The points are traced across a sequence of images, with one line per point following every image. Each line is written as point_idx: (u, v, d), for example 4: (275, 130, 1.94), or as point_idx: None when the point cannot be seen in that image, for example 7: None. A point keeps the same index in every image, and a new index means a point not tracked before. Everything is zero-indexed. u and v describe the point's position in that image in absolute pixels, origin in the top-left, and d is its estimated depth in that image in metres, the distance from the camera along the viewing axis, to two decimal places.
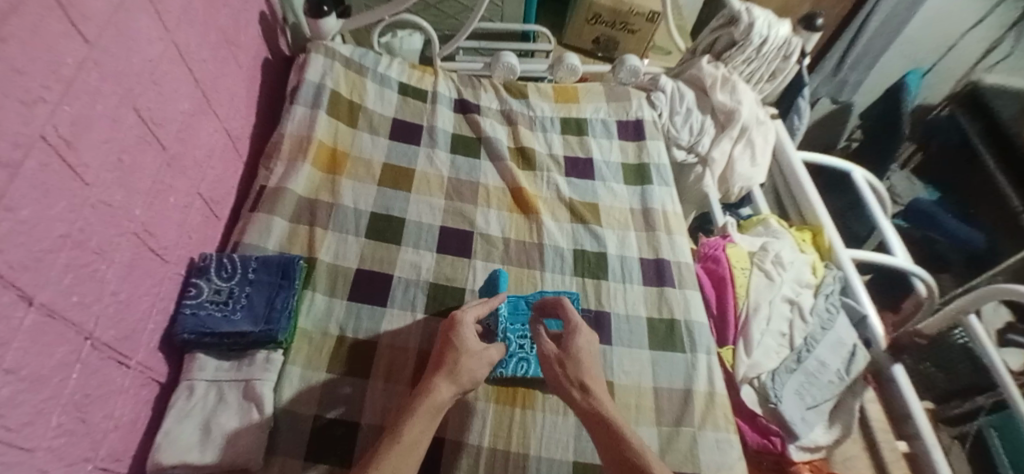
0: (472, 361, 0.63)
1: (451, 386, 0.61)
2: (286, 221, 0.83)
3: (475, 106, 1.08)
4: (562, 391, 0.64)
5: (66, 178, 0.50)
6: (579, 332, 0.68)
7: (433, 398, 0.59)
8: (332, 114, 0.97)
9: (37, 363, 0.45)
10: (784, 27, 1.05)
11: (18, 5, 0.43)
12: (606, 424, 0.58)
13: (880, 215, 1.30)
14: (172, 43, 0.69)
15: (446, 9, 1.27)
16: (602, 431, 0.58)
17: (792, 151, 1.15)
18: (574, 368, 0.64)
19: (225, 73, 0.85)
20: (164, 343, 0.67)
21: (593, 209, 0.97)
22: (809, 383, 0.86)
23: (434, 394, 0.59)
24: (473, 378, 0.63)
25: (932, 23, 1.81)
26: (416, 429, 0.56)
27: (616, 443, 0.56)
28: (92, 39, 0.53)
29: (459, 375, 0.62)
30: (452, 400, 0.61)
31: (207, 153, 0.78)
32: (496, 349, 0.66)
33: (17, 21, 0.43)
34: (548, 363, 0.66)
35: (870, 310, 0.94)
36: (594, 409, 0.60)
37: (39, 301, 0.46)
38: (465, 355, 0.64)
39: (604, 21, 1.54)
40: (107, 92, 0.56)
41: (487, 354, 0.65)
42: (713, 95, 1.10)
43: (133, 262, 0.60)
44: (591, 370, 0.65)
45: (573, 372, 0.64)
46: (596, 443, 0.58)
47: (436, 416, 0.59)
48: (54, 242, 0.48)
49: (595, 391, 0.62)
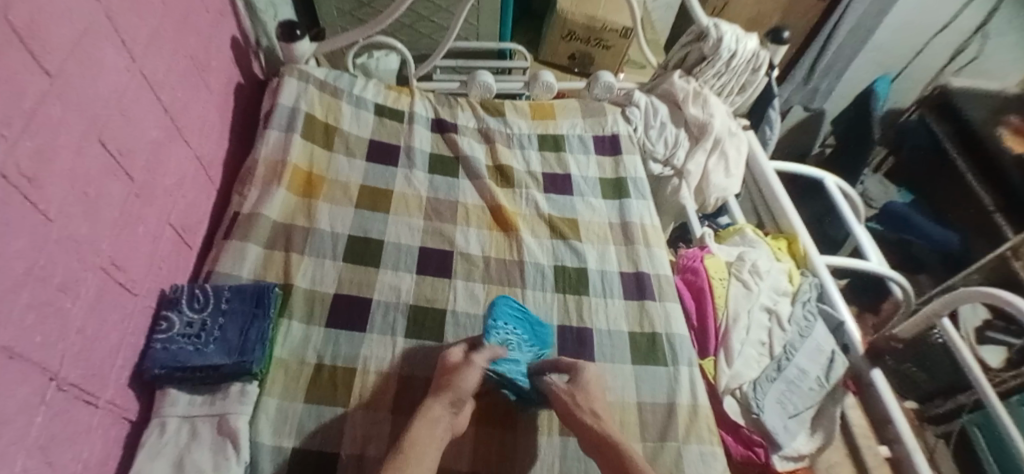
0: (458, 373, 0.67)
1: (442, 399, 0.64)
2: (261, 248, 0.82)
3: (452, 125, 1.09)
4: (570, 419, 0.66)
5: (26, 214, 0.48)
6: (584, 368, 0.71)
7: (427, 412, 0.63)
8: (307, 137, 0.96)
9: (0, 408, 0.44)
10: (751, 41, 1.08)
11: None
12: (609, 444, 0.62)
13: (853, 221, 1.33)
14: (140, 72, 0.68)
15: (422, 28, 1.28)
16: (604, 452, 0.62)
17: (765, 161, 1.18)
18: (582, 397, 0.68)
19: (196, 100, 0.84)
20: (134, 379, 0.65)
21: (573, 225, 0.98)
22: (790, 391, 0.86)
23: (428, 413, 0.63)
24: (458, 388, 0.65)
25: (898, 30, 1.91)
26: (413, 443, 0.59)
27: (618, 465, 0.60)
28: (53, 71, 0.52)
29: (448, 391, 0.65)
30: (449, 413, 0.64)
31: (178, 182, 0.77)
32: (480, 356, 0.69)
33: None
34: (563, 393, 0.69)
35: (846, 317, 0.96)
36: (601, 430, 0.64)
37: (2, 343, 0.44)
38: (450, 373, 0.67)
39: (578, 38, 1.57)
40: (71, 124, 0.55)
41: (467, 362, 0.68)
42: (686, 109, 1.13)
43: (100, 297, 0.59)
44: (599, 400, 0.69)
45: (583, 401, 0.67)
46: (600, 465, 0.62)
47: (436, 432, 0.61)
48: (15, 280, 0.46)
49: (603, 417, 0.66)
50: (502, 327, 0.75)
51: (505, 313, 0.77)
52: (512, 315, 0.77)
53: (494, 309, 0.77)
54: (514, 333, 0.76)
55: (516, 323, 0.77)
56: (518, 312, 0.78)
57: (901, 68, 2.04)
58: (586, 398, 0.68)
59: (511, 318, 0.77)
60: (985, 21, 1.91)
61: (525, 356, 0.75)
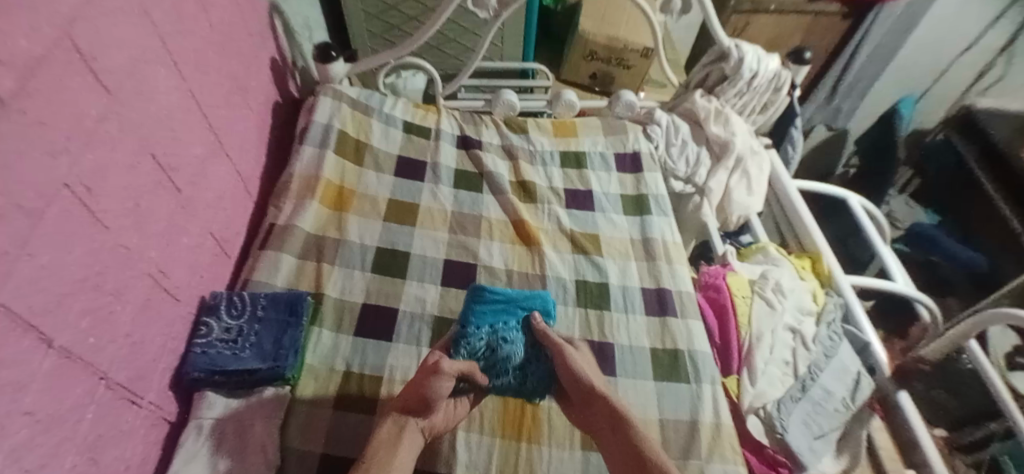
0: (422, 386, 0.61)
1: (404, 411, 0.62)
2: (294, 258, 0.85)
3: (477, 142, 1.11)
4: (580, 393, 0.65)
5: (86, 223, 0.52)
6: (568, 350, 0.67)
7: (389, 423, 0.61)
8: (339, 154, 1.00)
9: (52, 406, 0.46)
10: (772, 61, 1.09)
11: (44, 62, 0.46)
12: (626, 427, 0.61)
13: (878, 241, 1.31)
14: (188, 92, 0.72)
15: (448, 49, 1.33)
16: (621, 431, 0.61)
17: (787, 180, 1.18)
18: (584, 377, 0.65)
19: (237, 117, 0.88)
20: (174, 382, 0.67)
21: (594, 240, 0.99)
22: (815, 411, 0.85)
23: (394, 424, 0.61)
24: (427, 399, 0.60)
25: (921, 51, 1.90)
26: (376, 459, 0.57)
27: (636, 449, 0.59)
28: (113, 89, 0.56)
29: (415, 401, 0.61)
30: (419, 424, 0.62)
31: (218, 195, 0.81)
32: (450, 368, 0.61)
33: (42, 76, 0.46)
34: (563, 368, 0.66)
35: (872, 338, 0.94)
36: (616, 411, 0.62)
37: (58, 344, 0.47)
38: (414, 384, 0.62)
39: (600, 58, 1.60)
40: (126, 140, 0.58)
41: (438, 367, 0.61)
42: (707, 127, 1.14)
43: (146, 302, 0.62)
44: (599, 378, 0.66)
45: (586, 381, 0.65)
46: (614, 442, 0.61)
47: (402, 444, 0.59)
48: (73, 285, 0.50)
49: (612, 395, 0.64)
50: (479, 332, 0.66)
51: (481, 313, 0.68)
52: (488, 312, 0.68)
53: (469, 312, 0.68)
54: (496, 329, 0.67)
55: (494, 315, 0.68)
56: (489, 298, 0.69)
57: (925, 87, 2.02)
58: (575, 378, 0.65)
59: (490, 316, 0.67)
60: (1010, 42, 1.89)
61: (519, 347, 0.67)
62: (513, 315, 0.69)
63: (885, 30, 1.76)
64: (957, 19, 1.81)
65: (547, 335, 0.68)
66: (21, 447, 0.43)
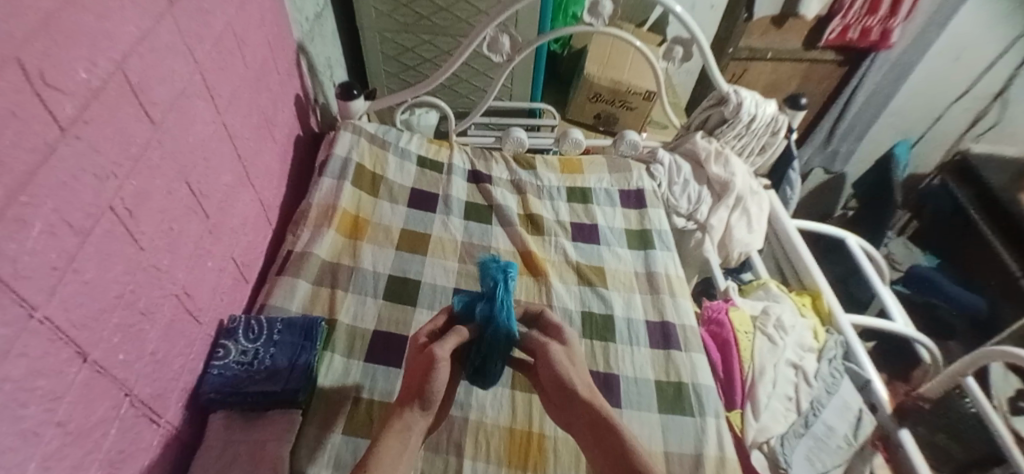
0: (422, 369, 0.59)
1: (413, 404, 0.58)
2: (309, 284, 0.88)
3: (487, 177, 1.16)
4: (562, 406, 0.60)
5: (126, 244, 0.55)
6: (552, 346, 0.63)
7: (401, 419, 0.58)
8: (356, 185, 1.05)
9: (79, 421, 0.48)
10: (769, 106, 1.16)
11: (98, 93, 0.50)
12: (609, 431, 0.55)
13: (877, 281, 1.33)
14: (222, 123, 0.77)
15: (460, 89, 1.40)
16: (604, 434, 0.55)
17: (786, 219, 1.22)
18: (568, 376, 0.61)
19: (263, 149, 0.93)
20: (190, 403, 0.69)
21: (600, 272, 1.02)
22: (818, 447, 0.86)
23: (397, 425, 0.57)
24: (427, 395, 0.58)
25: (915, 98, 2.00)
26: (380, 458, 0.54)
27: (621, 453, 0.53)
28: (157, 120, 0.61)
29: (414, 393, 0.58)
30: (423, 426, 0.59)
31: (242, 222, 0.84)
32: (444, 346, 0.59)
33: (96, 106, 0.50)
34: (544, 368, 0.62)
35: (873, 375, 0.95)
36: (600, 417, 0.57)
37: (92, 358, 0.50)
38: (415, 369, 0.60)
39: (604, 100, 1.68)
40: (166, 169, 0.62)
41: (433, 357, 0.58)
42: (708, 167, 1.18)
43: (171, 322, 0.64)
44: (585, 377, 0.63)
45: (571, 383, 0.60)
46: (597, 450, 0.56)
47: (404, 449, 0.56)
48: (109, 303, 0.52)
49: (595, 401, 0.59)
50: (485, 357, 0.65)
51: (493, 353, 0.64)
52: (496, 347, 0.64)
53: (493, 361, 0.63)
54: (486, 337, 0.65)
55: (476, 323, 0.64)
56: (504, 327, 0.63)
57: (921, 132, 2.12)
58: (559, 379, 0.60)
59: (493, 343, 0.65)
60: (1003, 89, 1.98)
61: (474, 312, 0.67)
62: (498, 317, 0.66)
63: (879, 77, 1.86)
64: (949, 68, 1.91)
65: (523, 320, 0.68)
66: (49, 458, 0.45)
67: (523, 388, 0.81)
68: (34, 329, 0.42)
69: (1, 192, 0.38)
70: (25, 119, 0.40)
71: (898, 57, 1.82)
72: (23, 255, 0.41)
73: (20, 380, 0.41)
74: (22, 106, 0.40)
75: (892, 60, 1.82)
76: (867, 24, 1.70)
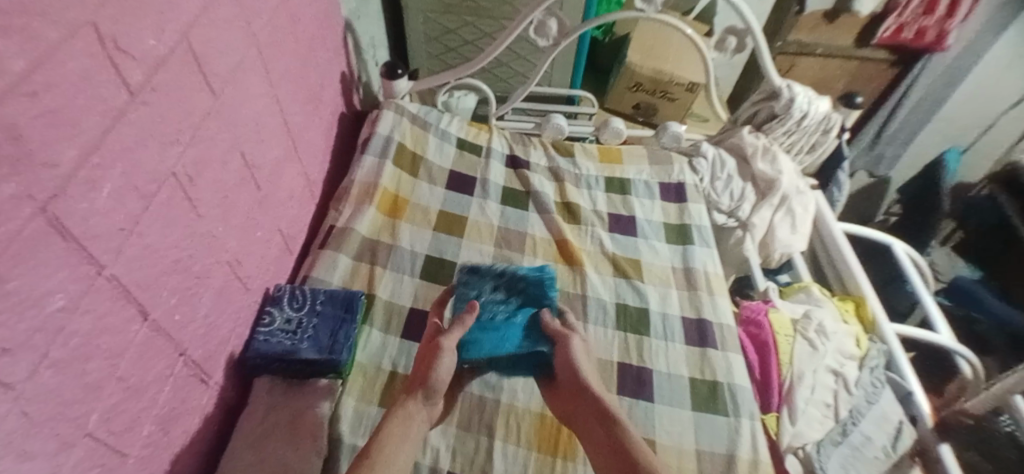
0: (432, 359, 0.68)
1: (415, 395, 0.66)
2: (350, 259, 0.90)
3: (525, 162, 1.15)
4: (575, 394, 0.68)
5: (184, 209, 0.56)
6: (573, 340, 0.72)
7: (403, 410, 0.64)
8: (397, 165, 1.06)
9: (138, 376, 0.51)
10: (822, 103, 1.11)
11: (165, 61, 0.51)
12: (609, 420, 0.64)
13: (921, 288, 1.29)
14: (274, 98, 0.78)
15: (501, 73, 1.39)
16: (602, 425, 0.64)
17: (832, 222, 1.18)
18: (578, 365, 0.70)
19: (311, 124, 0.94)
20: (236, 366, 0.71)
21: (635, 265, 1.00)
22: (854, 457, 0.82)
23: (403, 410, 0.64)
24: (433, 382, 0.67)
25: (966, 105, 1.89)
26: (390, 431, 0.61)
27: (617, 445, 0.61)
28: (217, 90, 0.62)
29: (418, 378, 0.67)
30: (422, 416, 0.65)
31: (289, 195, 0.86)
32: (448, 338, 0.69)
33: (163, 73, 0.51)
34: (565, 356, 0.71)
35: (915, 387, 0.92)
36: (602, 407, 0.65)
37: (151, 317, 0.52)
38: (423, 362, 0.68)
39: (644, 89, 1.64)
40: (223, 138, 0.64)
41: (439, 345, 0.68)
42: (754, 163, 1.15)
43: (223, 289, 0.66)
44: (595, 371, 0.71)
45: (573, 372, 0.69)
46: (594, 437, 0.64)
47: (409, 429, 0.62)
48: (168, 266, 0.54)
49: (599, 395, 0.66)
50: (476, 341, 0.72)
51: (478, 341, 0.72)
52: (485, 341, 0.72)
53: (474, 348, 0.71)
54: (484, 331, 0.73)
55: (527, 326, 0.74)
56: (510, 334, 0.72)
57: (969, 141, 2.01)
58: (577, 374, 0.69)
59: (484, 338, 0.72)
60: None
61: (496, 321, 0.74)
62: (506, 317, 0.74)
63: (930, 82, 1.81)
64: (1002, 74, 1.80)
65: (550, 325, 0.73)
66: (111, 410, 0.47)
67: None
68: (101, 287, 0.44)
69: (74, 153, 0.39)
70: (98, 83, 0.41)
71: (953, 62, 1.76)
72: (92, 215, 0.42)
73: (86, 336, 0.43)
74: (93, 67, 0.41)
75: (947, 65, 1.77)
76: (923, 24, 1.65)
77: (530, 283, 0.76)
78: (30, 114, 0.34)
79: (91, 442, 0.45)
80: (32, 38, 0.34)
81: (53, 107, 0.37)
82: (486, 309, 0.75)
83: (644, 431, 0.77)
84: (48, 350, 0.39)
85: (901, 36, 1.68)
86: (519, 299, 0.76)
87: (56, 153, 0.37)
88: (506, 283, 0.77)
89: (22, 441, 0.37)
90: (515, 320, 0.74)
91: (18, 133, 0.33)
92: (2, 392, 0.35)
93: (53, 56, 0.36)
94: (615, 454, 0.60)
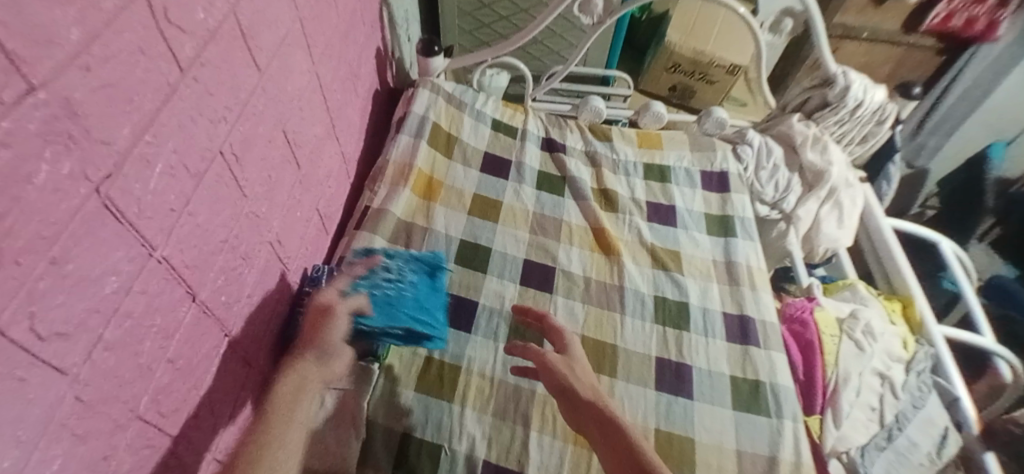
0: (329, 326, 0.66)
1: (312, 357, 0.64)
2: (385, 241, 0.89)
3: (561, 146, 1.12)
4: (564, 403, 0.63)
5: (231, 189, 0.55)
6: (549, 355, 0.67)
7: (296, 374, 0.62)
8: (431, 145, 1.04)
9: (187, 358, 0.51)
10: (879, 92, 1.05)
11: (215, 34, 0.49)
12: (608, 419, 0.60)
13: (965, 282, 1.24)
14: (315, 75, 0.76)
15: (535, 51, 1.35)
16: (598, 426, 0.60)
17: (881, 217, 1.13)
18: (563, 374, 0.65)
19: (348, 102, 0.92)
20: (277, 346, 0.72)
21: (674, 257, 0.97)
22: (899, 463, 0.80)
23: (296, 371, 0.62)
24: (326, 343, 0.65)
25: (1015, 95, 1.73)
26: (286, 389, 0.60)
27: (624, 447, 0.57)
28: (263, 66, 0.60)
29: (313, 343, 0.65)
30: (319, 370, 0.64)
31: (327, 175, 0.85)
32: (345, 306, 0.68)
33: (212, 47, 0.49)
34: (545, 369, 0.66)
35: (961, 392, 0.85)
36: (599, 406, 0.62)
37: (199, 299, 0.51)
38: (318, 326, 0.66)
39: (682, 71, 1.58)
40: (268, 116, 0.62)
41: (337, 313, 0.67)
42: (803, 153, 1.09)
43: (266, 269, 0.66)
44: (582, 369, 0.68)
45: (560, 380, 0.64)
46: (594, 442, 0.60)
47: (303, 389, 0.61)
48: (216, 246, 0.53)
49: (591, 398, 0.63)
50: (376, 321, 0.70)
51: (377, 320, 0.70)
52: (385, 319, 0.71)
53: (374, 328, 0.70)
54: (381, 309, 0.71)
55: (424, 302, 0.75)
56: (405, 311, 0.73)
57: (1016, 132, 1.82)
58: (562, 385, 0.64)
59: (384, 317, 0.71)
60: None
61: (391, 296, 0.72)
62: (398, 290, 0.73)
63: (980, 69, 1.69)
64: None
65: (523, 346, 0.68)
66: (161, 391, 0.47)
67: (593, 339, 0.83)
68: (154, 268, 0.43)
69: (129, 131, 0.38)
70: (152, 57, 0.40)
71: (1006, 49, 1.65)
72: (146, 196, 0.41)
73: (140, 318, 0.42)
74: (147, 41, 0.39)
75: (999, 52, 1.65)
76: (972, 13, 1.57)
77: (420, 261, 0.78)
78: (87, 89, 0.33)
79: (142, 424, 0.45)
80: (89, 9, 0.32)
81: (109, 82, 0.35)
82: (377, 287, 0.72)
83: (683, 427, 0.76)
84: (104, 333, 0.38)
85: (950, 24, 1.60)
86: (412, 273, 0.76)
87: (111, 131, 0.36)
88: (399, 262, 0.77)
89: (76, 425, 0.37)
90: (408, 293, 0.74)
91: (73, 110, 0.32)
92: (58, 376, 0.34)
93: (109, 29, 0.34)
94: (622, 458, 0.57)
